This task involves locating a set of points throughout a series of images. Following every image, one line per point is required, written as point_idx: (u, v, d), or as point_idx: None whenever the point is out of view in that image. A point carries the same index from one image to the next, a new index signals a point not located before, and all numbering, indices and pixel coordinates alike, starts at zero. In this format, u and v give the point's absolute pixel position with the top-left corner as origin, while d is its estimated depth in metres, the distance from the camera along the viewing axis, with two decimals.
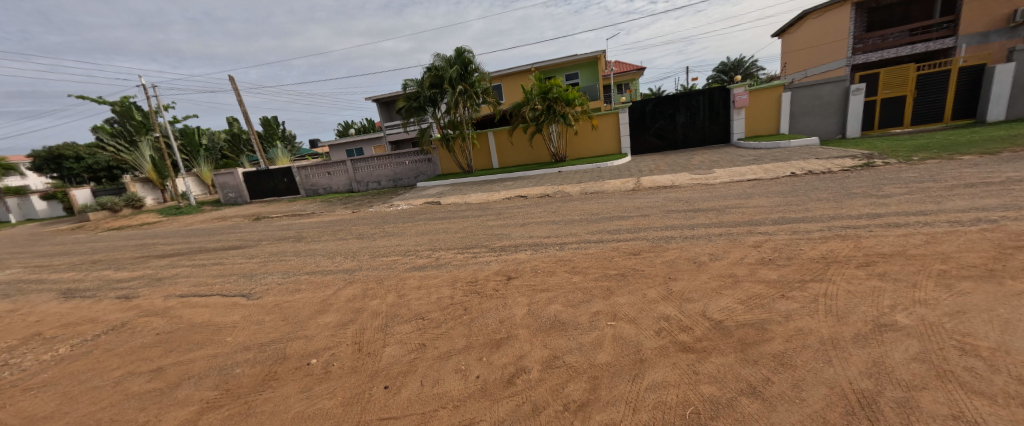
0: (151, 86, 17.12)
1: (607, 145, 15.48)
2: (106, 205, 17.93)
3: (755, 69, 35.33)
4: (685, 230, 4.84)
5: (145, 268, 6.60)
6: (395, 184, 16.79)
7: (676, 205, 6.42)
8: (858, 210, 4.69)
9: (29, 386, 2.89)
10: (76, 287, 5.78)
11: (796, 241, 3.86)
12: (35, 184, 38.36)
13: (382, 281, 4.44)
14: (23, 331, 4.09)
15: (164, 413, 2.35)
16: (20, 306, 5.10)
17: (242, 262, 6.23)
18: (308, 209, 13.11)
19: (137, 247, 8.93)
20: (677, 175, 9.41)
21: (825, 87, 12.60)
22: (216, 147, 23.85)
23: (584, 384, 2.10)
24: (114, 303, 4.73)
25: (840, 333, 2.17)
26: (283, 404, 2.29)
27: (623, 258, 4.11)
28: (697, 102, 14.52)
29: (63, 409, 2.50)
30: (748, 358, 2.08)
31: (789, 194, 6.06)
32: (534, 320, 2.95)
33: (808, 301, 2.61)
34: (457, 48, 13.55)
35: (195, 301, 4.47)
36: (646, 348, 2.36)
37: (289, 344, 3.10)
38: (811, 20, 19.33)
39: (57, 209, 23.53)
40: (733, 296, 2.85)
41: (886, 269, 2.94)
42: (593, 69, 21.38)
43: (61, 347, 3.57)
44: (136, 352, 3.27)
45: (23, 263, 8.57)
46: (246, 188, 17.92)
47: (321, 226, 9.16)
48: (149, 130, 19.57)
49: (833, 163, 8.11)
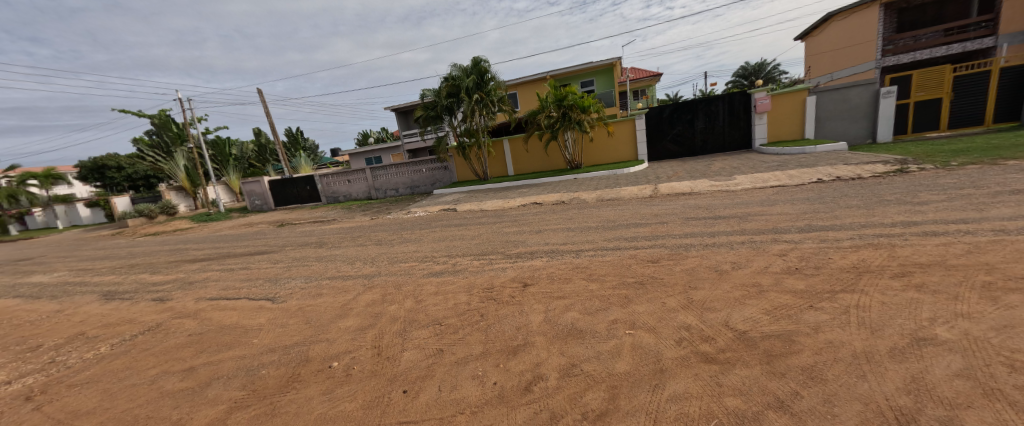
0: (187, 99, 18.09)
1: (623, 152, 15.35)
2: (143, 212, 18.91)
3: (776, 73, 34.33)
4: (705, 238, 4.73)
5: (178, 272, 6.94)
6: (412, 192, 17.14)
7: (696, 212, 6.29)
8: (891, 217, 4.48)
9: (73, 383, 3.06)
10: (116, 290, 6.10)
11: (824, 250, 3.71)
12: (80, 191, 40.88)
13: (400, 287, 4.51)
14: (68, 331, 4.35)
15: (194, 411, 2.44)
16: (65, 307, 5.41)
17: (267, 266, 6.48)
18: (329, 215, 13.49)
19: (172, 252, 9.42)
20: (696, 181, 9.23)
21: (852, 90, 12.17)
22: (244, 156, 24.93)
23: (602, 393, 2.07)
24: (150, 305, 4.97)
25: (874, 347, 2.06)
26: (306, 406, 2.35)
27: (641, 266, 4.05)
28: (716, 107, 14.28)
29: (102, 406, 2.64)
30: (775, 370, 2.00)
31: (817, 201, 5.83)
32: (551, 327, 2.94)
33: (838, 312, 2.51)
34: (473, 58, 13.82)
35: (224, 304, 4.65)
36: (666, 358, 2.31)
37: (312, 346, 3.19)
38: (836, 22, 18.78)
39: (100, 216, 25.20)
40: (758, 306, 2.76)
41: (924, 280, 2.78)
42: (608, 76, 21.34)
43: (102, 346, 3.78)
44: (170, 352, 3.43)
45: (69, 266, 9.14)
46: (271, 195, 18.62)
47: (341, 232, 9.38)
48: (184, 142, 20.65)
49: (863, 169, 7.76)
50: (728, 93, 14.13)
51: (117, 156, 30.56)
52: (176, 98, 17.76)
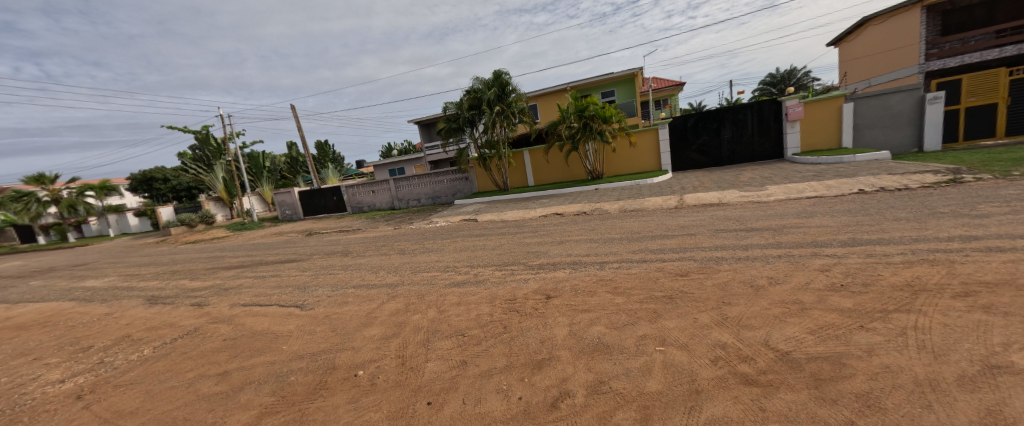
0: (227, 116, 19.29)
1: (646, 162, 15.08)
2: (185, 221, 20.05)
3: (807, 80, 33.14)
4: (738, 251, 4.53)
5: (214, 278, 7.28)
6: (433, 202, 17.47)
7: (726, 223, 6.06)
8: (948, 231, 4.15)
9: (119, 383, 3.23)
10: (159, 295, 6.45)
11: (872, 265, 3.47)
12: (130, 202, 44.17)
13: (423, 297, 4.54)
14: (116, 333, 4.63)
15: (228, 415, 2.50)
16: (114, 310, 5.79)
17: (297, 274, 6.70)
18: (354, 225, 13.89)
19: (210, 259, 9.93)
20: (725, 192, 8.92)
21: (894, 96, 11.56)
22: (277, 168, 26.21)
23: (634, 414, 1.98)
24: (189, 310, 5.23)
25: (939, 374, 1.88)
26: (333, 414, 2.37)
27: (669, 280, 3.90)
28: (744, 116, 13.87)
29: (145, 407, 2.76)
30: (826, 396, 1.85)
31: (860, 213, 5.49)
32: (576, 342, 2.86)
33: (893, 333, 2.32)
34: (495, 71, 14.08)
35: (256, 310, 4.83)
36: (701, 378, 2.19)
37: (338, 354, 3.24)
38: (874, 26, 18.03)
39: (146, 224, 26.82)
40: (800, 325, 2.59)
41: (992, 301, 2.53)
42: (630, 86, 21.22)
43: (146, 348, 3.99)
44: (206, 355, 3.58)
45: (119, 272, 9.82)
46: (300, 205, 19.39)
47: (366, 241, 9.62)
48: (223, 155, 21.98)
49: (910, 179, 7.28)
50: (756, 101, 13.71)
51: (164, 169, 33.03)
52: (219, 115, 18.98)
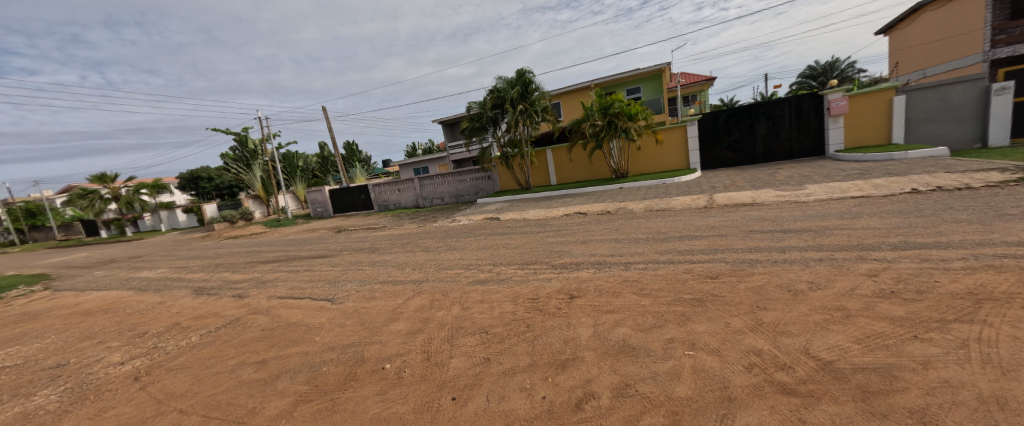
0: (264, 118, 20.34)
1: (674, 160, 14.61)
2: (227, 218, 21.30)
3: (852, 72, 31.04)
4: (774, 254, 4.29)
5: (253, 271, 7.72)
6: (457, 200, 17.71)
7: (760, 224, 5.79)
8: (1018, 235, 3.77)
9: (171, 367, 3.49)
10: (204, 286, 6.92)
11: (928, 271, 3.20)
12: (179, 199, 47.58)
13: (447, 294, 4.61)
14: (168, 320, 5.01)
15: (266, 402, 2.64)
16: (165, 299, 6.26)
17: (327, 269, 6.98)
18: (381, 223, 14.31)
19: (249, 253, 10.54)
20: (759, 191, 8.51)
21: (954, 87, 10.58)
22: (309, 167, 27.36)
23: (662, 418, 1.92)
24: (231, 301, 5.57)
25: (1008, 392, 1.71)
26: (362, 404, 2.45)
27: (698, 282, 3.77)
28: (781, 111, 13.16)
29: (193, 390, 2.96)
30: (874, 410, 1.73)
31: (913, 214, 5.08)
32: (601, 343, 2.82)
33: (953, 346, 2.13)
34: (518, 70, 14.06)
35: (291, 303, 5.07)
36: (735, 385, 2.10)
37: (365, 347, 3.35)
38: (931, 12, 16.66)
39: (193, 220, 28.78)
40: (845, 333, 2.43)
41: None
42: (656, 82, 20.63)
43: (193, 335, 4.28)
44: (246, 344, 3.79)
45: (169, 264, 10.61)
46: (331, 203, 20.21)
47: (392, 238, 9.90)
48: (261, 156, 23.23)
49: (972, 178, 6.66)
50: (794, 95, 12.98)
51: (209, 168, 35.30)
52: (257, 117, 20.07)
